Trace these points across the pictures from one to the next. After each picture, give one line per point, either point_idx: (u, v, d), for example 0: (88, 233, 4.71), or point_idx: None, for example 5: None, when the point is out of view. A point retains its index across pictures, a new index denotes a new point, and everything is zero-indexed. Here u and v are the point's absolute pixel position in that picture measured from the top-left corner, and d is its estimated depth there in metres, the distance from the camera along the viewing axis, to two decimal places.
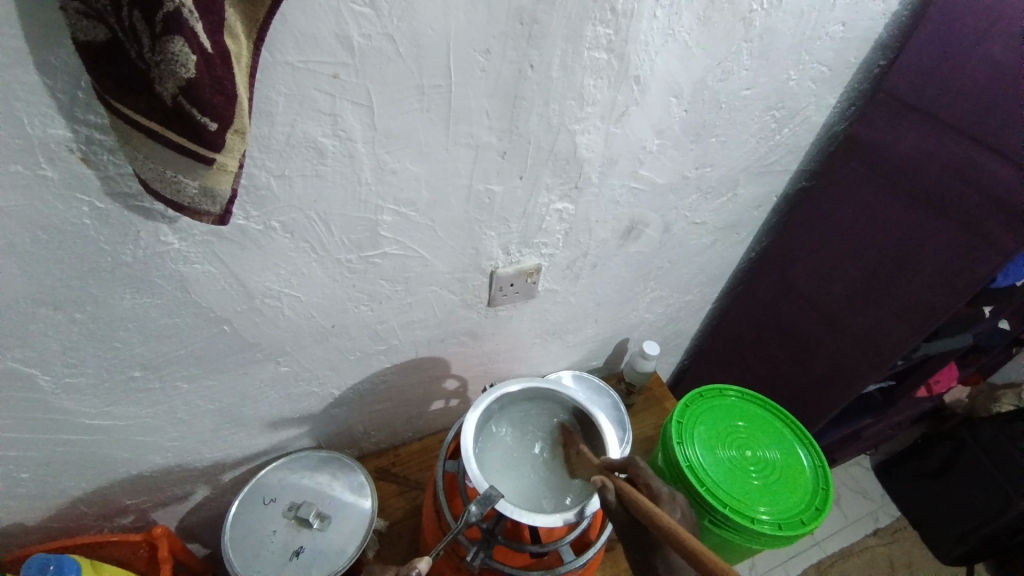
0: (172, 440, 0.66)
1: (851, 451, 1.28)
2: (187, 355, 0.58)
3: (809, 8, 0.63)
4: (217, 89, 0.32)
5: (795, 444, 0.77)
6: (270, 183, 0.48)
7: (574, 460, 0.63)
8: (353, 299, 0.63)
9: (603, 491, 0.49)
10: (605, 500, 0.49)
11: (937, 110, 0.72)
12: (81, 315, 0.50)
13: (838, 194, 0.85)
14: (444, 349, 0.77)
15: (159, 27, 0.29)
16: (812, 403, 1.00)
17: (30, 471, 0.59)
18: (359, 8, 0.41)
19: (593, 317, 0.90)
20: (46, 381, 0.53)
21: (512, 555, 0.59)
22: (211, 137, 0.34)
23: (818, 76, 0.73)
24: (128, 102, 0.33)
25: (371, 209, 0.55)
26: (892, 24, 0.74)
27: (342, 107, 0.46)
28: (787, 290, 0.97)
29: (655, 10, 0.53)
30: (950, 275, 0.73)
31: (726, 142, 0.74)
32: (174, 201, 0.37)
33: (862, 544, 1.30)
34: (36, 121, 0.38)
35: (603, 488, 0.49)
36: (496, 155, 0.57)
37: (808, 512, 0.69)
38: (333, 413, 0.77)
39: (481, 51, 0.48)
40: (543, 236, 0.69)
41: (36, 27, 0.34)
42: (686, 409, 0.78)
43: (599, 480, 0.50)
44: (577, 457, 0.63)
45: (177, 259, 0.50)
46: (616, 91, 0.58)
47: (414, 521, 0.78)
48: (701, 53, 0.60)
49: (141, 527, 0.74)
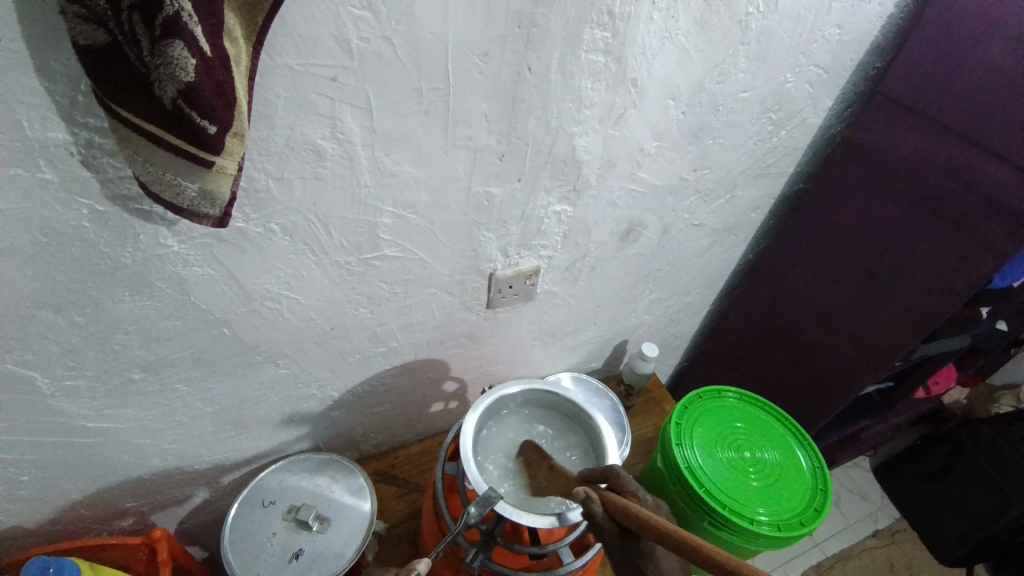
0: (172, 442, 0.66)
1: (850, 453, 1.28)
2: (186, 357, 0.58)
3: (806, 11, 0.63)
4: (217, 92, 0.33)
5: (794, 446, 0.77)
6: (269, 185, 0.48)
7: (544, 476, 0.60)
8: (352, 301, 0.63)
9: (588, 503, 0.47)
10: (591, 512, 0.46)
11: (933, 112, 0.72)
12: (80, 318, 0.50)
13: (835, 196, 0.85)
14: (443, 351, 0.77)
15: (159, 30, 0.29)
16: (812, 404, 1.00)
17: (29, 474, 0.59)
18: (358, 12, 0.41)
19: (593, 319, 0.90)
20: (46, 384, 0.53)
21: (511, 557, 0.59)
22: (211, 140, 0.34)
23: (816, 78, 0.74)
24: (127, 105, 0.33)
25: (370, 211, 0.55)
26: (888, 27, 0.74)
27: (342, 110, 0.46)
28: (786, 291, 0.97)
29: (653, 14, 0.53)
30: (948, 276, 0.73)
31: (724, 144, 0.74)
32: (173, 204, 0.37)
33: (861, 546, 1.30)
34: (35, 124, 0.38)
35: (587, 500, 0.47)
36: (495, 157, 0.57)
37: (807, 513, 0.69)
38: (333, 415, 0.77)
39: (479, 54, 0.48)
40: (542, 238, 0.69)
41: (36, 31, 0.34)
42: (685, 411, 0.78)
43: (583, 492, 0.47)
44: (548, 474, 0.60)
45: (176, 262, 0.50)
46: (614, 94, 0.58)
47: (413, 523, 0.78)
48: (699, 56, 0.60)
49: (140, 530, 0.74)
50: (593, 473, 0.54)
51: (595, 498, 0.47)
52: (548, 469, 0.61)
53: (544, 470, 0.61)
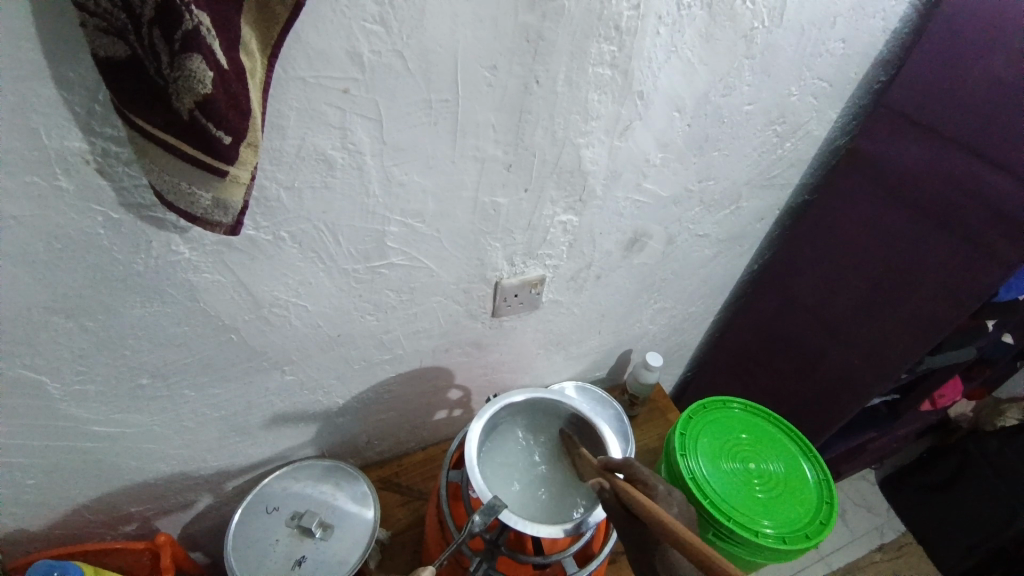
0: (178, 448, 0.66)
1: (855, 465, 1.28)
2: (194, 363, 0.59)
3: (810, 25, 0.64)
4: (232, 103, 0.33)
5: (800, 457, 0.77)
6: (279, 195, 0.49)
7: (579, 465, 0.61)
8: (358, 308, 0.63)
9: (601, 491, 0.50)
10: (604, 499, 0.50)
11: (938, 124, 0.73)
12: (91, 324, 0.50)
13: (841, 206, 0.85)
14: (448, 358, 0.78)
15: (178, 45, 0.30)
16: (817, 415, 0.99)
17: (38, 477, 0.60)
18: (369, 26, 0.42)
19: (596, 328, 0.90)
20: (55, 389, 0.53)
21: (514, 566, 0.58)
22: (225, 150, 0.35)
23: (820, 91, 0.74)
24: (144, 115, 0.34)
25: (378, 220, 0.56)
26: (892, 40, 0.75)
27: (351, 120, 0.47)
28: (792, 301, 0.97)
29: (659, 28, 0.54)
30: (954, 287, 0.73)
31: (728, 156, 0.74)
32: (188, 212, 0.38)
33: (867, 559, 1.29)
34: (54, 133, 0.39)
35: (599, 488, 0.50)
36: (501, 168, 0.57)
37: (812, 525, 0.69)
38: (338, 422, 0.77)
39: (488, 67, 0.49)
40: (547, 248, 0.70)
41: (57, 43, 0.35)
42: (689, 421, 0.78)
43: (596, 483, 0.52)
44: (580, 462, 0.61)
45: (187, 268, 0.50)
46: (621, 106, 0.59)
47: (416, 531, 0.78)
48: (704, 69, 0.61)
49: (145, 535, 0.74)
50: (610, 462, 0.56)
51: (608, 486, 0.51)
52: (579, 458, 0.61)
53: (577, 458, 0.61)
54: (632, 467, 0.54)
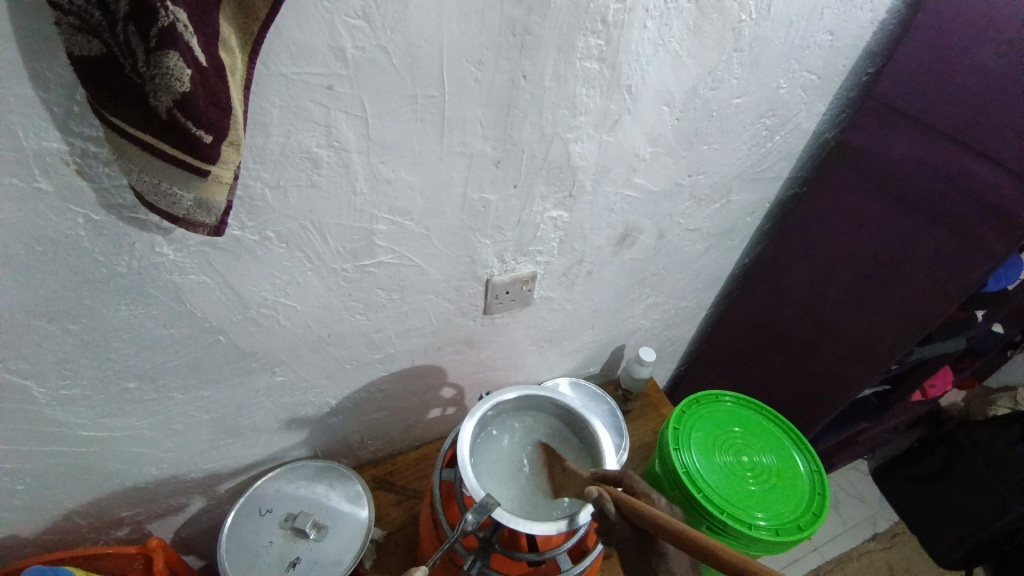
0: (167, 450, 0.66)
1: (847, 456, 1.29)
2: (182, 365, 0.58)
3: (798, 17, 0.64)
4: (212, 101, 0.33)
5: (791, 449, 0.77)
6: (264, 194, 0.48)
7: (558, 477, 0.62)
8: (348, 307, 0.63)
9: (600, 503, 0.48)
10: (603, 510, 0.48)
11: (927, 116, 0.73)
12: (75, 327, 0.49)
13: (828, 201, 0.86)
14: (439, 356, 0.77)
15: (154, 41, 0.29)
16: (808, 409, 1.00)
17: (26, 483, 0.59)
18: (352, 21, 0.42)
19: (589, 324, 0.90)
20: (40, 393, 0.53)
21: (508, 564, 0.58)
22: (206, 149, 0.34)
23: (809, 84, 0.74)
24: (122, 114, 0.33)
25: (366, 218, 0.55)
26: (880, 32, 0.75)
27: (336, 117, 0.46)
28: (782, 295, 0.97)
29: (646, 21, 0.53)
30: (941, 278, 0.74)
31: (718, 149, 0.74)
32: (169, 213, 0.37)
33: (860, 549, 1.30)
34: (30, 133, 0.38)
35: (599, 499, 0.48)
36: (489, 163, 0.57)
37: (805, 517, 0.69)
38: (330, 422, 0.77)
39: (474, 62, 0.48)
40: (538, 244, 0.70)
41: (31, 41, 0.34)
42: (682, 416, 0.78)
43: (595, 492, 0.48)
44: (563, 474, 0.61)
45: (171, 270, 0.50)
46: (608, 100, 0.58)
47: (411, 530, 0.77)
48: (692, 62, 0.60)
49: (137, 539, 0.74)
50: (607, 476, 0.57)
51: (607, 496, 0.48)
52: (561, 469, 0.62)
53: (559, 470, 0.62)
54: (631, 480, 0.56)
